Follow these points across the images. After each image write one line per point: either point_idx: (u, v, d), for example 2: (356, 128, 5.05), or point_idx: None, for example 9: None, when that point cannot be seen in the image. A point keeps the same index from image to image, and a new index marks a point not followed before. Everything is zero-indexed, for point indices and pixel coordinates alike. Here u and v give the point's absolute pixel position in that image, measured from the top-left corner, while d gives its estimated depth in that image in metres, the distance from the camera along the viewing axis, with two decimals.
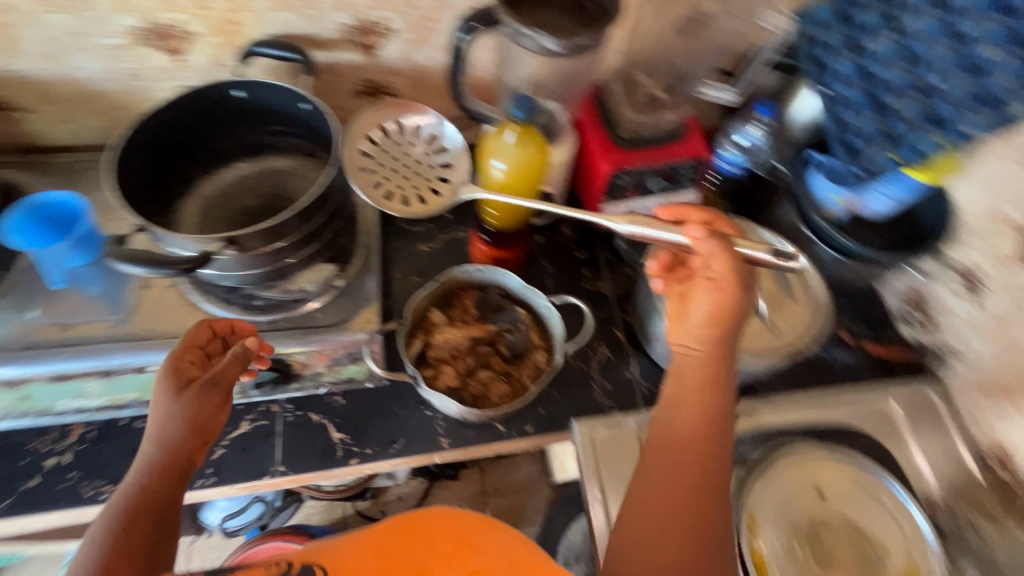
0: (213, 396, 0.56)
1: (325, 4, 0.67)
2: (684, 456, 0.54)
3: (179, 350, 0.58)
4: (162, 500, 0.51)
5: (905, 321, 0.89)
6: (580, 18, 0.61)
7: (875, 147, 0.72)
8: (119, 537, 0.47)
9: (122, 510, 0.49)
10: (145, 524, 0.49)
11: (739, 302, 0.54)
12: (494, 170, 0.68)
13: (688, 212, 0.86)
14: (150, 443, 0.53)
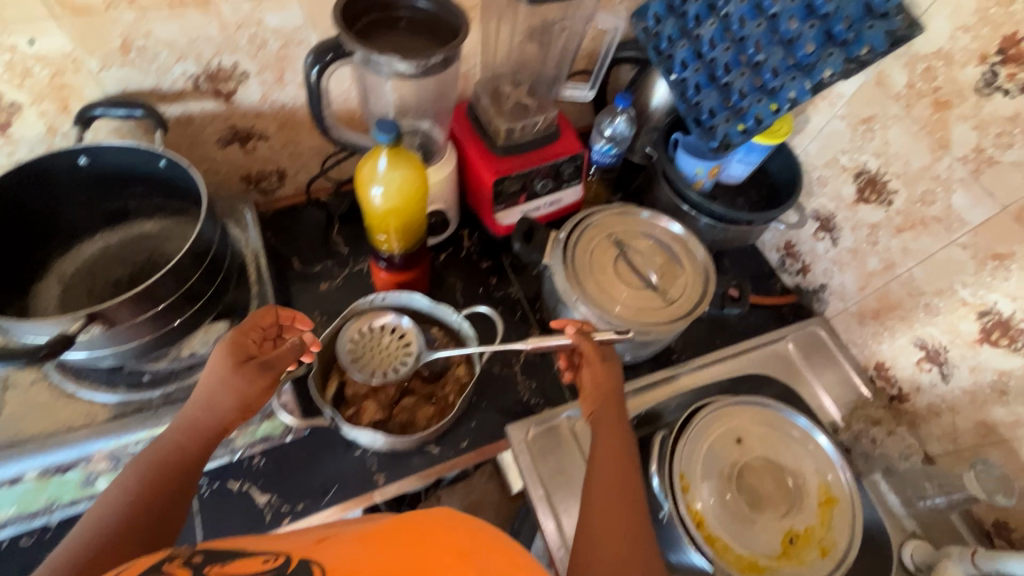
0: (258, 382, 0.58)
1: (165, 56, 0.64)
2: (616, 466, 0.59)
3: (242, 328, 0.60)
4: (188, 460, 0.54)
5: (785, 271, 0.98)
6: (433, 38, 0.64)
7: (725, 119, 0.80)
8: (146, 484, 0.50)
9: (163, 459, 0.53)
10: (168, 478, 0.52)
11: (616, 381, 0.68)
12: (372, 196, 0.65)
13: (574, 204, 0.91)
14: (196, 405, 0.56)
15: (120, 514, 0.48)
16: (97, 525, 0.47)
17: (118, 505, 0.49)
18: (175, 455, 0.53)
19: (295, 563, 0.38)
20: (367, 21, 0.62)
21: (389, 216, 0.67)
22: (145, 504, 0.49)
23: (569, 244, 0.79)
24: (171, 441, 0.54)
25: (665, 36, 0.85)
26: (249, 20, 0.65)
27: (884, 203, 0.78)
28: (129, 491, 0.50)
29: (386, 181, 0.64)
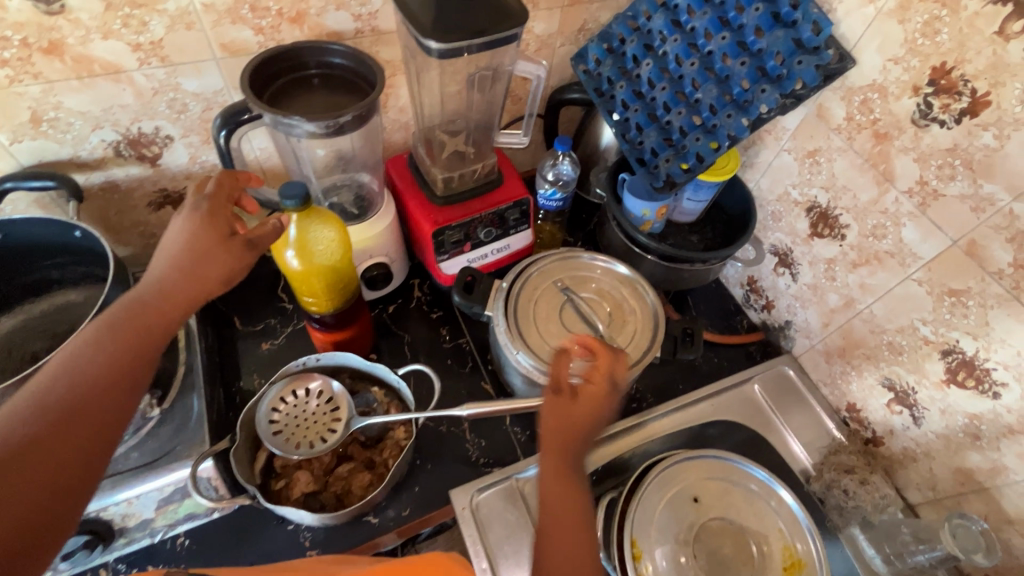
0: (241, 254, 0.53)
1: (80, 125, 0.63)
2: (568, 488, 0.51)
3: (212, 197, 0.54)
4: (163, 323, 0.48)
5: (750, 307, 0.94)
6: (351, 96, 0.63)
7: (667, 159, 0.77)
8: (113, 344, 0.45)
9: (130, 313, 0.46)
10: (143, 338, 0.46)
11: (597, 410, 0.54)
12: (289, 259, 0.63)
13: (524, 250, 0.88)
14: (172, 265, 0.49)
15: (82, 374, 0.43)
16: (60, 381, 0.42)
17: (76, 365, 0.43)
18: (143, 308, 0.47)
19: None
20: (278, 82, 0.61)
21: (310, 280, 0.65)
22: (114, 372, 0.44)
23: (511, 295, 0.76)
24: (139, 296, 0.48)
25: (605, 78, 0.84)
26: (166, 86, 0.64)
27: (837, 237, 0.75)
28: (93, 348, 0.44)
29: (300, 242, 0.62)
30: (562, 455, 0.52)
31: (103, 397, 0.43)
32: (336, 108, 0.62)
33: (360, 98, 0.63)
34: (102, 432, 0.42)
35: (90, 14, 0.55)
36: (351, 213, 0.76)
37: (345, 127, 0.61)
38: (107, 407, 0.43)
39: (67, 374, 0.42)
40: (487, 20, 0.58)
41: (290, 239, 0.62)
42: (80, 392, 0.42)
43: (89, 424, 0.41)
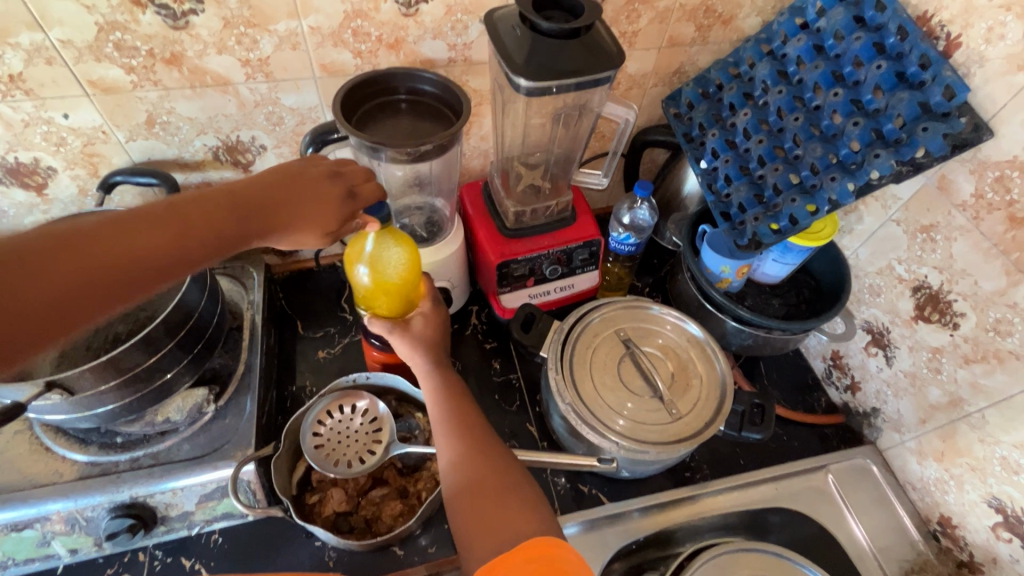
0: (335, 214, 0.55)
1: (186, 130, 0.67)
2: (470, 419, 0.59)
3: (342, 177, 0.56)
4: (234, 233, 0.49)
5: (831, 384, 0.85)
6: (436, 125, 0.64)
7: (755, 217, 0.71)
8: (170, 218, 0.45)
9: (224, 196, 0.49)
10: (200, 238, 0.46)
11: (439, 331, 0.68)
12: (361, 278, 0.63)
13: (587, 293, 0.85)
14: (271, 191, 0.52)
15: (126, 228, 0.43)
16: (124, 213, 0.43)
17: (130, 216, 0.43)
18: (233, 200, 0.49)
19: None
20: (367, 106, 0.63)
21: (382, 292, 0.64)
22: (150, 238, 0.44)
23: (569, 339, 0.72)
24: (244, 187, 0.50)
25: (696, 123, 0.80)
26: (266, 99, 0.67)
27: (947, 325, 0.66)
28: (157, 216, 0.45)
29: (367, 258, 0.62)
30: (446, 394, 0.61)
31: (142, 262, 0.43)
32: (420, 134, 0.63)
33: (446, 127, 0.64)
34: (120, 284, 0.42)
35: (209, 30, 0.59)
36: (419, 235, 0.76)
37: (426, 155, 0.61)
38: (143, 270, 0.43)
39: (122, 219, 0.43)
40: (582, 62, 0.56)
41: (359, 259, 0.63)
42: (130, 247, 0.42)
43: (121, 269, 0.42)
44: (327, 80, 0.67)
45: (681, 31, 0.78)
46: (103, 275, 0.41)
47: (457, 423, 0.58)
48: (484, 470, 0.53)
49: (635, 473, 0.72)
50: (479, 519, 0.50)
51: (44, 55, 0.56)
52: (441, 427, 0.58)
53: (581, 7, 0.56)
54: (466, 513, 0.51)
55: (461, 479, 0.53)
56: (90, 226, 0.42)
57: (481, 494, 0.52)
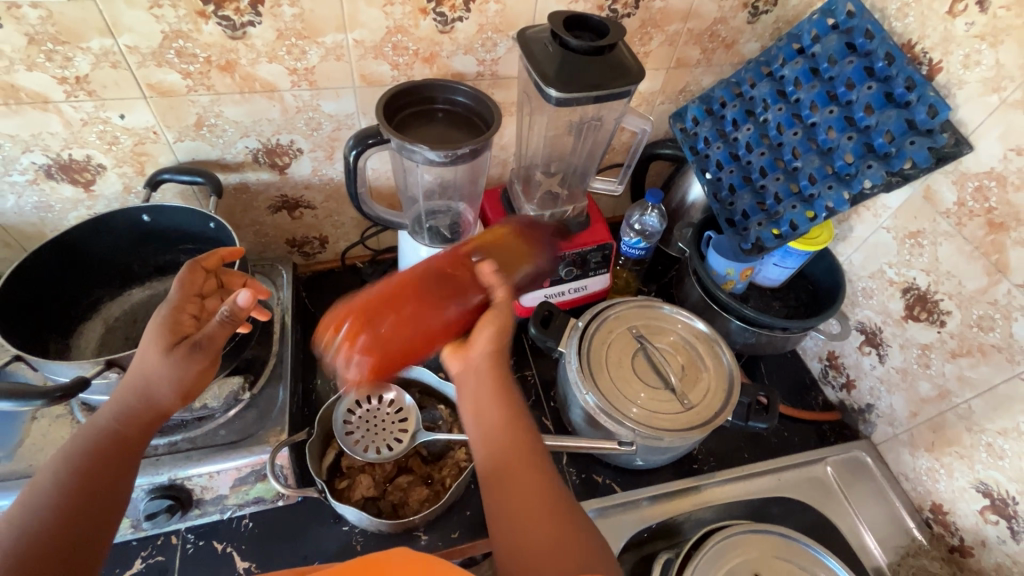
0: (207, 350, 0.54)
1: (231, 132, 0.72)
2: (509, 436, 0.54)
3: (168, 321, 0.55)
4: (125, 450, 0.52)
5: (827, 383, 0.90)
6: (468, 133, 0.69)
7: (758, 223, 0.77)
8: (78, 487, 0.48)
9: (96, 440, 0.51)
10: (104, 470, 0.50)
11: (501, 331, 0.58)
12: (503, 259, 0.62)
13: (599, 295, 0.90)
14: (134, 385, 0.53)
15: (51, 528, 0.45)
16: (32, 513, 0.45)
17: (44, 515, 0.45)
18: (107, 435, 0.51)
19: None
20: (406, 114, 0.68)
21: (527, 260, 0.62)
22: (76, 514, 0.46)
23: (586, 334, 0.77)
24: (102, 422, 0.52)
25: (701, 138, 0.86)
26: (308, 106, 0.72)
27: (935, 323, 0.72)
28: (63, 500, 0.47)
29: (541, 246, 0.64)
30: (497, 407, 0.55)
31: (78, 513, 0.47)
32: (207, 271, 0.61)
33: (201, 267, 0.60)
34: (91, 533, 0.47)
35: (263, 41, 0.64)
36: (445, 236, 0.79)
37: (459, 159, 0.66)
38: (88, 514, 0.47)
39: (41, 536, 0.44)
40: (607, 77, 0.62)
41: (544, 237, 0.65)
42: (54, 515, 0.46)
43: (70, 525, 0.46)
44: (364, 88, 0.72)
45: (688, 53, 0.85)
46: (73, 549, 0.45)
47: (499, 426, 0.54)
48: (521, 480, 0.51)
49: (647, 462, 0.75)
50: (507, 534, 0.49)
51: (110, 59, 0.61)
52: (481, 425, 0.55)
53: (608, 29, 0.62)
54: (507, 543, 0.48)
55: (502, 509, 0.50)
56: (17, 557, 0.43)
57: (524, 524, 0.49)
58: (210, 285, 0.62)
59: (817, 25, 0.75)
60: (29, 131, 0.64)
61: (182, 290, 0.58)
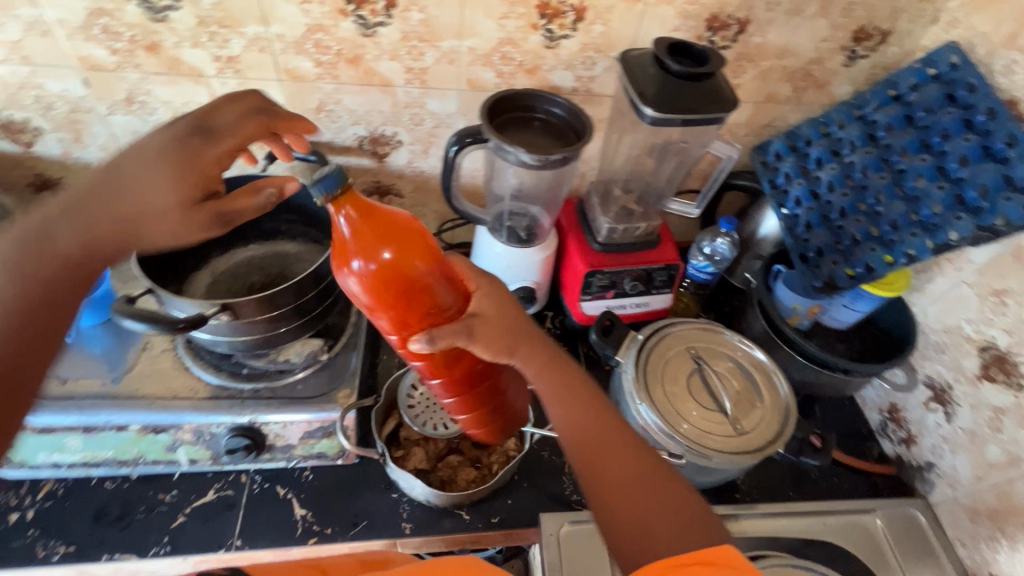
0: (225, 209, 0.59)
1: (344, 119, 0.79)
2: (591, 415, 0.59)
3: (194, 158, 0.55)
4: (78, 280, 0.52)
5: (885, 436, 0.88)
6: (559, 142, 0.74)
7: (833, 261, 0.78)
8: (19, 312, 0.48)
9: (46, 256, 0.50)
10: (48, 295, 0.50)
11: (507, 329, 0.58)
12: (369, 244, 0.52)
13: (659, 314, 0.91)
14: (121, 224, 0.52)
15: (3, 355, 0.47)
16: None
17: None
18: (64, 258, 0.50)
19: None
20: (504, 117, 0.73)
21: (420, 288, 0.54)
22: (27, 348, 0.48)
23: (644, 347, 0.79)
24: (65, 243, 0.50)
25: (781, 173, 0.86)
26: (415, 102, 0.79)
27: (1013, 385, 0.70)
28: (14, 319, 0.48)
29: (401, 232, 0.53)
30: (573, 387, 0.60)
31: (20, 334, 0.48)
32: (250, 118, 0.61)
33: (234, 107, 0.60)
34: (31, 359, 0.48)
35: (389, 41, 0.71)
36: (520, 237, 0.84)
37: (549, 164, 0.71)
38: (26, 339, 0.48)
39: None
40: (702, 101, 0.65)
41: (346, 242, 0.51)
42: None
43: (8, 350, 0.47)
44: (468, 91, 0.78)
45: (778, 90, 0.86)
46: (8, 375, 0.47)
47: (571, 396, 0.60)
48: (608, 450, 0.56)
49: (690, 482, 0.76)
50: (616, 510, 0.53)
51: (260, 44, 0.69)
52: (558, 410, 0.59)
53: (710, 59, 0.66)
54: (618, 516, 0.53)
55: (600, 483, 0.55)
56: None
57: (625, 495, 0.53)
58: (264, 135, 0.63)
59: (917, 75, 0.76)
60: (180, 99, 0.74)
61: (212, 119, 0.57)
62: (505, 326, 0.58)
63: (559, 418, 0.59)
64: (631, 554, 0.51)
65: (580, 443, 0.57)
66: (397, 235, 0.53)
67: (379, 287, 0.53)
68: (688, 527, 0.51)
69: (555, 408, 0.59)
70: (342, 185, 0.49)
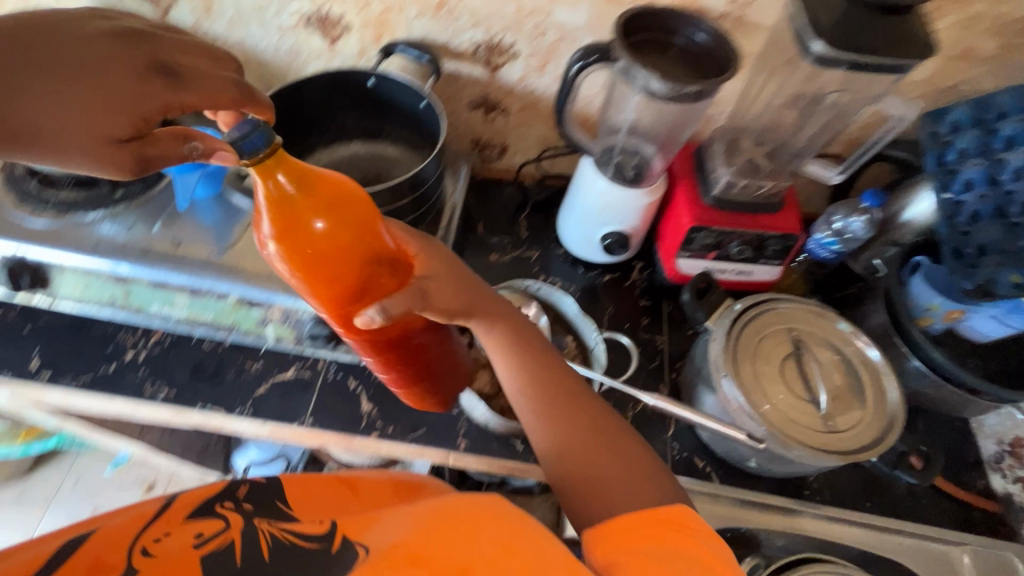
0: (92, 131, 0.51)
1: (464, 20, 0.75)
2: (547, 382, 0.60)
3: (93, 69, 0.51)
4: None
5: (997, 471, 0.77)
6: (695, 75, 0.65)
7: (997, 262, 0.65)
8: None
9: None
10: None
11: (461, 286, 0.59)
12: (302, 221, 0.47)
13: (760, 286, 0.83)
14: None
15: None
16: None
17: None
18: None
19: (339, 542, 0.43)
20: (638, 38, 0.65)
21: (372, 259, 0.53)
22: None
23: (740, 319, 0.72)
24: None
25: (956, 148, 0.70)
26: (541, 10, 0.72)
27: None
28: None
29: (346, 209, 0.49)
30: (539, 360, 0.61)
31: None
32: (213, 62, 0.57)
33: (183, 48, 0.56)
34: None
35: None
36: (626, 177, 0.77)
37: (680, 98, 0.63)
38: None
39: None
40: (887, 41, 0.54)
41: (287, 221, 0.47)
42: None
43: None
44: (603, 3, 0.70)
45: (980, 45, 0.70)
46: None
47: (529, 360, 0.61)
48: (569, 418, 0.58)
49: (761, 467, 0.71)
50: (573, 481, 0.54)
51: None
52: (513, 381, 0.60)
53: None
54: (576, 482, 0.54)
55: (556, 449, 0.57)
56: None
57: (586, 460, 0.55)
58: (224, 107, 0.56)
59: None
60: None
61: (157, 39, 0.55)
62: (461, 284, 0.59)
63: (514, 384, 0.60)
64: (587, 516, 0.52)
65: (527, 407, 0.59)
66: (341, 206, 0.49)
67: (315, 263, 0.50)
68: (646, 488, 0.52)
69: (506, 369, 0.61)
70: (271, 146, 0.42)
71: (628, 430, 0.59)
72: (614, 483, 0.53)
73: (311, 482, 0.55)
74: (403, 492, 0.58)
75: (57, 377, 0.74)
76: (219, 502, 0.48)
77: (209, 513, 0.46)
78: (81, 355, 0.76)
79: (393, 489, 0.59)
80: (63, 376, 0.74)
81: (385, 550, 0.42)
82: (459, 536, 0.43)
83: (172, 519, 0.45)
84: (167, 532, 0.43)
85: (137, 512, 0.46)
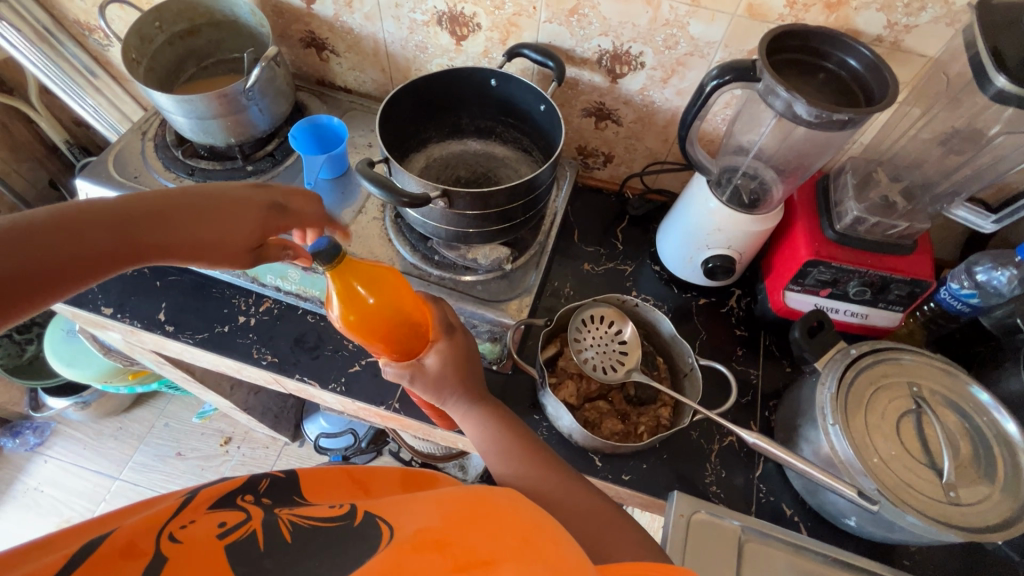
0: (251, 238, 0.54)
1: (594, 27, 0.74)
2: (515, 447, 0.60)
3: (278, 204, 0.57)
4: (111, 240, 0.45)
5: None
6: (841, 101, 0.61)
7: None
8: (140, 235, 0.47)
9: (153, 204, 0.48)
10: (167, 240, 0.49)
11: (451, 355, 0.63)
12: (356, 294, 0.59)
13: (874, 332, 0.77)
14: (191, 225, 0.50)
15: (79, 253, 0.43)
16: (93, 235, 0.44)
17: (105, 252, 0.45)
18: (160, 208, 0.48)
19: (362, 517, 0.44)
20: (783, 55, 0.61)
21: (391, 333, 0.61)
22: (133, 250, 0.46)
23: (854, 365, 0.66)
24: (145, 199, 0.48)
25: None
26: (677, 23, 0.70)
27: None
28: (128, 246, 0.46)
29: (381, 285, 0.60)
30: (508, 437, 0.61)
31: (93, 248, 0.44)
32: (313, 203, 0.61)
33: (302, 201, 0.60)
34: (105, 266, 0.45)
35: None
36: (742, 202, 0.74)
37: (823, 124, 0.59)
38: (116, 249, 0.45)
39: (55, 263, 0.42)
40: None
41: (346, 292, 0.59)
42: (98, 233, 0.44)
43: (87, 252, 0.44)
44: (746, 20, 0.67)
45: None
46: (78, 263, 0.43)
47: (497, 424, 0.62)
48: (539, 481, 0.56)
49: (860, 526, 0.66)
50: None
51: None
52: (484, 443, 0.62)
53: None
54: None
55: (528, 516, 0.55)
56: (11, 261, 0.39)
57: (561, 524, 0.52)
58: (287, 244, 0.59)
59: None
60: None
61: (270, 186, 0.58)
62: (456, 354, 0.63)
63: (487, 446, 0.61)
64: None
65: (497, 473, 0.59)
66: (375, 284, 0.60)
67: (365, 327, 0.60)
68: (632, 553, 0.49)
69: (479, 435, 0.62)
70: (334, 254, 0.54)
71: (605, 495, 0.56)
72: (590, 534, 0.52)
73: (321, 472, 0.52)
74: (412, 486, 0.55)
75: (178, 332, 0.81)
76: (239, 495, 0.45)
77: (230, 505, 0.43)
78: (200, 314, 0.82)
79: (400, 481, 0.56)
80: (183, 332, 0.81)
81: (410, 533, 0.41)
82: (482, 522, 0.41)
83: (197, 508, 0.42)
84: (192, 519, 0.41)
85: (155, 509, 0.41)
